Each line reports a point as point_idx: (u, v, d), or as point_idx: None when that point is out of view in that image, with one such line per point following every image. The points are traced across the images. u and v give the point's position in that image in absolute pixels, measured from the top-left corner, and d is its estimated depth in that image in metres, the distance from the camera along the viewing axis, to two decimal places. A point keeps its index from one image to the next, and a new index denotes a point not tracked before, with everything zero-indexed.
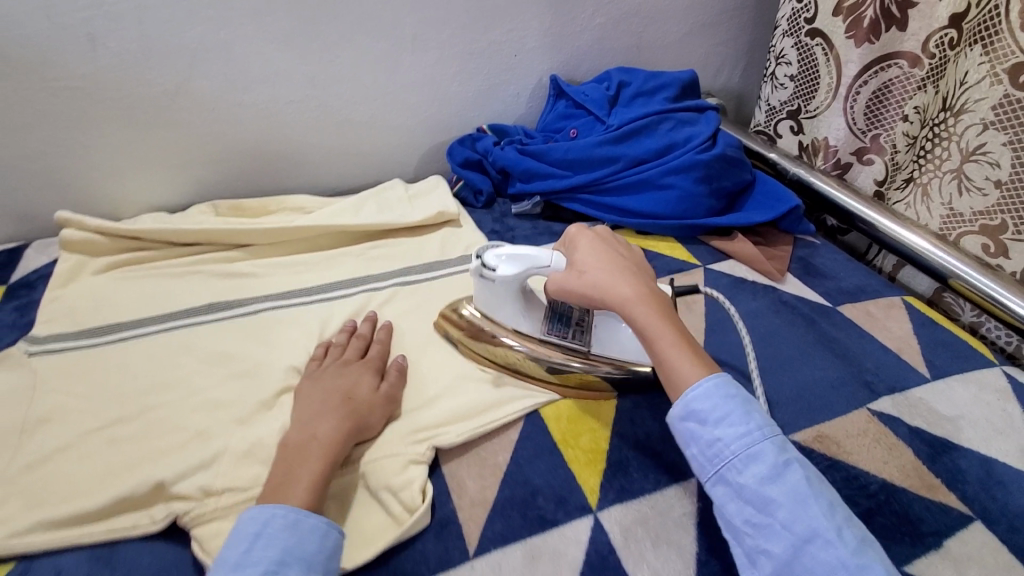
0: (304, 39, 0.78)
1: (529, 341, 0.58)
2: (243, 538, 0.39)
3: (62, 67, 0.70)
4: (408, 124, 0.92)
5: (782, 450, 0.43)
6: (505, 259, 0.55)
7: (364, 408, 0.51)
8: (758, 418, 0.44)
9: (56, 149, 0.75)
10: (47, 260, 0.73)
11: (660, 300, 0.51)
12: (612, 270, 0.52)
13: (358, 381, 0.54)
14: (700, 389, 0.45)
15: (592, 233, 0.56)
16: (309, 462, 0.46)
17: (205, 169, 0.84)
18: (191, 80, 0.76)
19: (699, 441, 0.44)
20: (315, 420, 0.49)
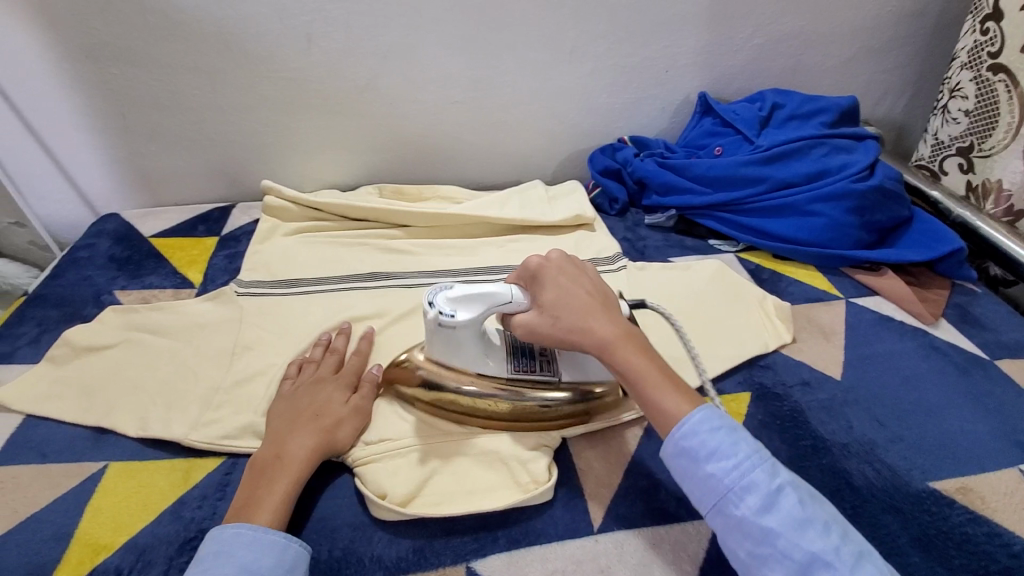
0: (476, 47, 0.86)
1: (493, 386, 0.53)
2: (204, 556, 0.40)
3: (283, 62, 0.83)
4: (555, 129, 0.97)
5: (773, 476, 0.43)
6: (459, 302, 0.50)
7: (332, 422, 0.51)
8: (745, 445, 0.43)
9: (266, 128, 0.89)
10: (250, 219, 0.87)
11: (635, 337, 0.49)
12: (582, 309, 0.50)
13: (329, 399, 0.53)
14: (688, 426, 0.44)
15: (556, 263, 0.52)
16: (275, 482, 0.46)
17: (376, 155, 0.95)
18: (378, 78, 0.87)
19: (692, 476, 0.43)
20: (285, 434, 0.50)
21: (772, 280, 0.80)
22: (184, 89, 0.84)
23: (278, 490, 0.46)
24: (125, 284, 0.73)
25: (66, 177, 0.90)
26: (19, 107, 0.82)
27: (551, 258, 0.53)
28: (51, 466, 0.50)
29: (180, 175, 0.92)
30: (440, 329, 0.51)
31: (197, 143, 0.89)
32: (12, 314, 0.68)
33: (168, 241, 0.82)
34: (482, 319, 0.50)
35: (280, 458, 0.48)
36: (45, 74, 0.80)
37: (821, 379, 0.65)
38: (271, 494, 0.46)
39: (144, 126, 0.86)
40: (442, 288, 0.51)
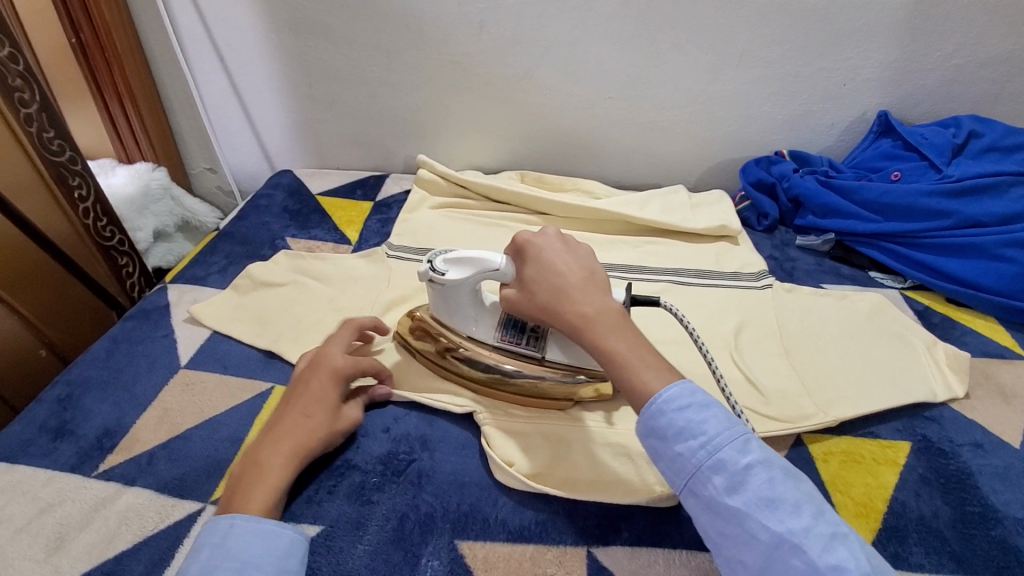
0: (641, 44, 0.85)
1: (479, 347, 0.57)
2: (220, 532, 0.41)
3: (454, 45, 0.88)
4: (708, 135, 0.94)
5: (744, 454, 0.41)
6: (455, 262, 0.54)
7: (310, 437, 0.48)
8: (717, 422, 0.42)
9: (428, 107, 0.95)
10: (401, 189, 0.93)
11: (608, 312, 0.48)
12: (554, 288, 0.50)
13: (311, 405, 0.50)
14: (655, 406, 0.43)
15: (536, 243, 0.53)
16: (248, 493, 0.44)
17: (523, 143, 0.98)
18: (539, 68, 0.89)
19: (660, 457, 0.43)
20: (263, 440, 0.47)
21: (943, 326, 0.72)
22: (363, 65, 0.91)
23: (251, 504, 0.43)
24: (295, 233, 0.82)
25: (255, 134, 1.02)
26: (230, 68, 0.94)
27: (534, 237, 0.53)
28: (229, 378, 0.57)
29: (346, 142, 1.01)
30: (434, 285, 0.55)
31: (366, 115, 0.97)
32: (206, 245, 0.78)
33: (331, 200, 0.90)
34: (472, 282, 0.54)
35: (257, 466, 0.46)
36: (255, 41, 0.91)
37: (996, 444, 0.56)
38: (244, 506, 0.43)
39: (325, 95, 0.96)
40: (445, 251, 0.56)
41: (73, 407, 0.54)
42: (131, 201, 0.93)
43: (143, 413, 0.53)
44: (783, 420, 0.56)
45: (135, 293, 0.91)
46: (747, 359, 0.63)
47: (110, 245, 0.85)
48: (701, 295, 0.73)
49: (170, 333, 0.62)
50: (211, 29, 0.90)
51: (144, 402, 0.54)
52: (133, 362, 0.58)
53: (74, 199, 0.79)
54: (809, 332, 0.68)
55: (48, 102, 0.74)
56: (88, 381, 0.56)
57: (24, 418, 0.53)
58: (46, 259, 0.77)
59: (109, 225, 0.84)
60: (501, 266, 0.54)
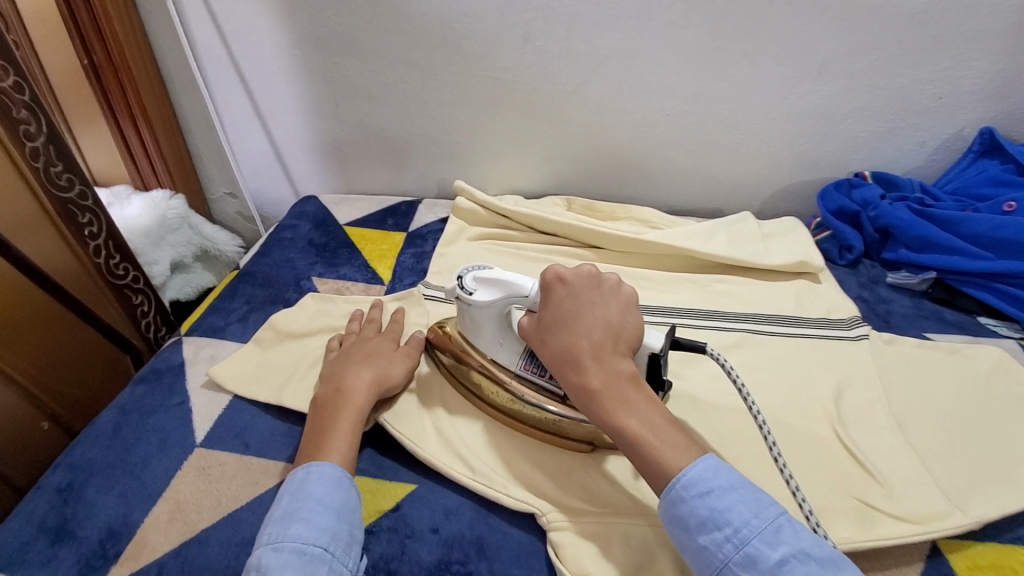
0: (706, 55, 0.75)
1: (501, 372, 0.54)
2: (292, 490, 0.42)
3: (496, 59, 0.79)
4: (778, 155, 0.84)
5: (773, 546, 0.38)
6: (482, 283, 0.53)
7: (385, 364, 0.54)
8: (743, 509, 0.39)
9: (464, 127, 0.87)
10: (436, 218, 0.85)
11: (621, 380, 0.44)
12: (568, 351, 0.46)
13: (378, 345, 0.57)
14: (675, 493, 0.41)
15: (564, 288, 0.48)
16: (339, 413, 0.48)
17: (568, 165, 0.89)
18: (590, 82, 0.80)
19: (687, 550, 0.40)
20: (343, 372, 0.52)
21: None
22: (394, 82, 0.83)
23: (343, 422, 0.48)
24: (322, 272, 0.74)
25: (278, 156, 0.94)
26: (250, 87, 0.87)
27: (560, 279, 0.49)
28: (252, 460, 0.50)
29: (375, 165, 0.93)
30: (463, 305, 0.54)
31: (397, 135, 0.89)
32: (225, 287, 0.71)
33: (360, 232, 0.82)
34: (498, 305, 0.52)
35: (342, 392, 0.50)
36: (278, 58, 0.83)
37: None
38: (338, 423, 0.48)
39: (353, 115, 0.88)
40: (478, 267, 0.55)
41: (75, 499, 0.46)
42: (146, 233, 0.87)
43: (153, 507, 0.46)
44: (910, 521, 0.47)
45: (150, 333, 0.84)
46: (852, 435, 0.54)
47: (123, 284, 0.78)
48: (786, 349, 0.63)
49: (185, 401, 0.55)
50: (230, 45, 0.83)
51: (154, 492, 0.47)
52: (143, 438, 0.51)
53: (84, 237, 0.72)
54: (918, 398, 0.58)
55: (55, 133, 0.67)
56: (91, 465, 0.49)
57: (19, 513, 0.46)
58: (54, 304, 0.70)
59: (122, 262, 0.78)
60: (530, 292, 0.51)
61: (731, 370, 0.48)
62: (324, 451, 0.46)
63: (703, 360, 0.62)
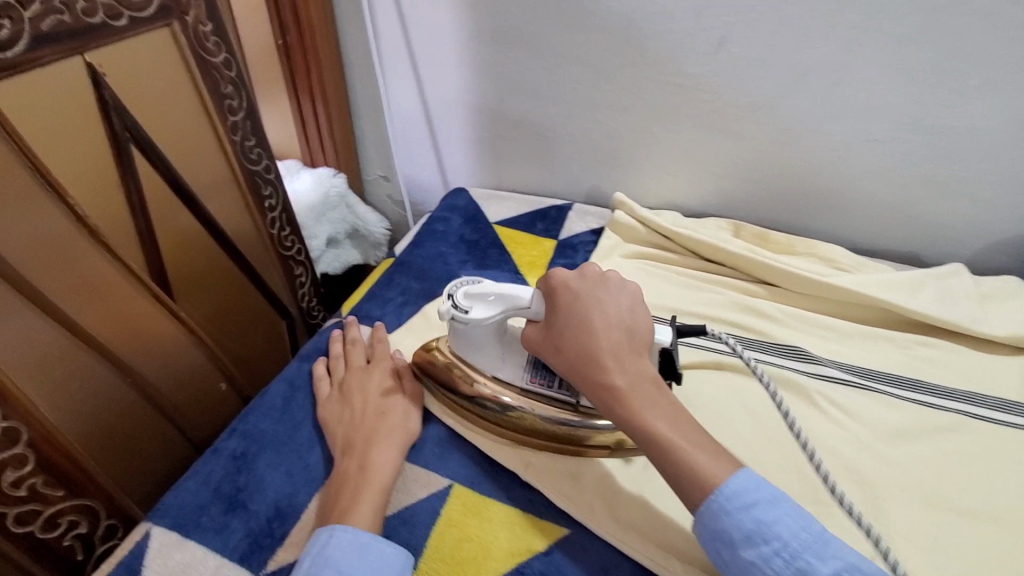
0: (942, 76, 0.64)
1: (506, 389, 0.52)
2: (312, 553, 0.40)
3: (680, 66, 0.73)
4: (1009, 200, 0.70)
5: (826, 560, 0.37)
6: (472, 299, 0.51)
7: (397, 417, 0.51)
8: (790, 522, 0.39)
9: (630, 134, 0.81)
10: (588, 228, 0.81)
11: (643, 383, 0.43)
12: (588, 350, 0.44)
13: (383, 391, 0.53)
14: (717, 503, 0.39)
15: (566, 294, 0.47)
16: (361, 490, 0.45)
17: (739, 185, 0.80)
18: (785, 98, 0.71)
19: (730, 564, 0.39)
20: (362, 442, 0.48)
21: None
22: (565, 81, 0.80)
23: (366, 499, 0.44)
24: (472, 272, 0.73)
25: (433, 145, 0.95)
26: (421, 77, 0.88)
27: (564, 286, 0.47)
28: (406, 466, 0.50)
29: (528, 164, 0.91)
30: (456, 325, 0.51)
31: (556, 137, 0.86)
32: (383, 275, 0.72)
33: (509, 233, 0.81)
34: (496, 320, 0.50)
35: (362, 466, 0.47)
36: (452, 50, 0.83)
37: None
38: (361, 495, 0.44)
39: (515, 111, 0.86)
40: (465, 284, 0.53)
41: (248, 469, 0.49)
42: (312, 208, 0.91)
43: (315, 493, 0.47)
44: None
45: (303, 304, 0.89)
46: None
47: (290, 255, 0.84)
48: (1011, 445, 0.53)
49: None
50: (409, 33, 0.84)
51: (318, 476, 0.48)
52: (311, 419, 0.53)
53: (264, 207, 0.77)
54: None
55: (252, 109, 0.73)
56: (264, 437, 0.51)
57: (198, 473, 0.49)
58: (234, 268, 0.75)
59: (291, 235, 0.83)
60: (530, 302, 0.49)
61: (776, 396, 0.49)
62: (353, 515, 0.43)
63: (902, 441, 0.53)
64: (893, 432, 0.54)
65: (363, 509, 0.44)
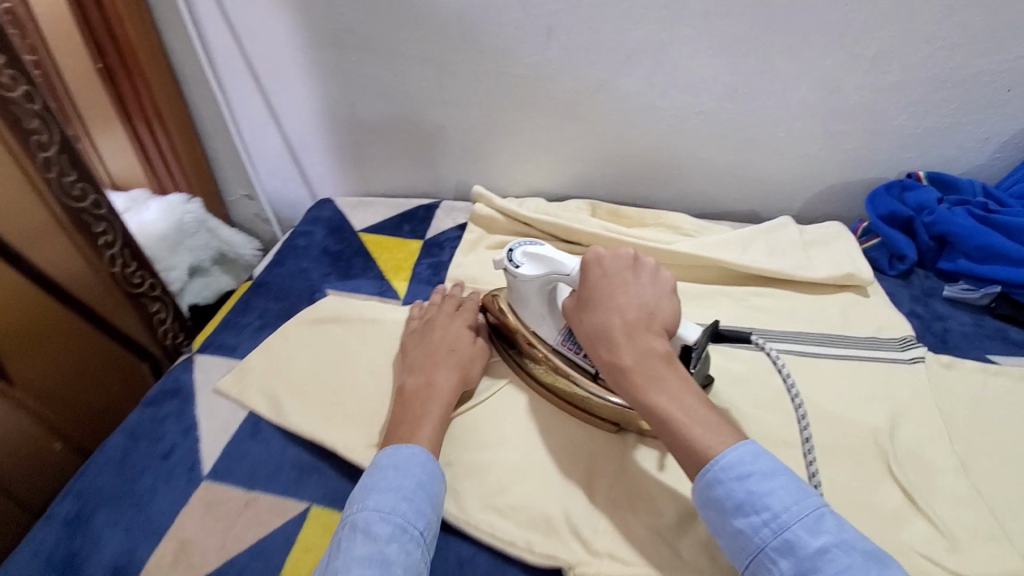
0: (747, 46, 0.70)
1: (546, 347, 0.56)
2: (367, 475, 0.45)
3: (517, 55, 0.74)
4: (821, 154, 0.77)
5: (814, 531, 0.38)
6: (529, 257, 0.55)
7: (467, 358, 0.57)
8: (782, 494, 0.40)
9: (483, 127, 0.82)
10: (454, 223, 0.82)
11: (652, 359, 0.45)
12: (610, 323, 0.47)
13: (463, 335, 0.59)
14: (711, 474, 0.42)
15: (602, 269, 0.50)
16: (429, 405, 0.52)
17: (592, 166, 0.84)
18: (617, 79, 0.75)
19: (724, 532, 0.41)
20: (431, 367, 0.55)
21: None
22: (411, 81, 0.79)
23: (435, 411, 0.51)
24: (336, 283, 0.71)
25: (292, 158, 0.92)
26: (265, 89, 0.84)
27: (604, 258, 0.50)
28: (258, 498, 0.48)
29: (392, 166, 0.90)
30: (510, 277, 0.57)
31: (414, 136, 0.85)
32: (239, 300, 0.69)
33: (375, 239, 0.80)
34: (542, 281, 0.54)
35: (429, 387, 0.53)
36: (291, 59, 0.80)
37: None
38: (417, 429, 0.49)
39: (368, 115, 0.84)
40: (527, 243, 0.57)
41: (82, 530, 0.47)
42: (164, 237, 0.85)
43: (157, 547, 0.46)
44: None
45: (169, 340, 0.84)
46: (914, 478, 0.49)
47: (141, 292, 0.77)
48: (832, 372, 0.58)
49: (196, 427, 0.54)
50: (243, 44, 0.80)
51: (160, 528, 0.47)
52: (151, 467, 0.51)
53: (99, 247, 0.70)
54: (986, 430, 0.53)
55: (69, 142, 0.65)
56: (99, 495, 0.49)
57: (28, 543, 0.47)
58: (67, 313, 0.69)
59: (139, 270, 0.76)
60: (572, 271, 0.53)
61: (782, 367, 0.49)
62: (415, 434, 0.49)
63: (737, 387, 0.58)
64: (730, 379, 0.58)
65: (419, 442, 0.48)
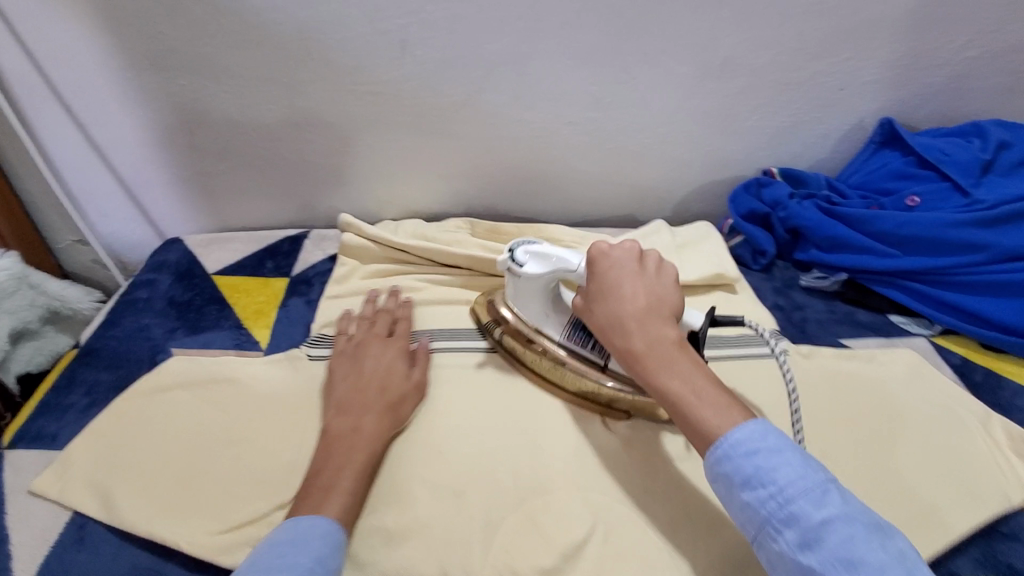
0: (605, 57, 0.70)
1: (547, 342, 0.58)
2: (284, 536, 0.40)
3: (372, 73, 0.70)
4: (686, 157, 0.80)
5: (823, 504, 0.35)
6: (534, 255, 0.56)
7: (395, 397, 0.53)
8: (790, 470, 0.36)
9: (347, 149, 0.77)
10: (325, 255, 0.76)
11: (664, 345, 0.43)
12: (622, 313, 0.45)
13: (391, 367, 0.56)
14: (720, 449, 0.38)
15: (607, 259, 0.49)
16: (353, 450, 0.48)
17: (468, 182, 0.81)
18: (483, 92, 0.72)
19: (733, 508, 0.38)
20: (357, 408, 0.51)
21: (989, 387, 0.60)
22: (259, 104, 0.72)
23: (356, 458, 0.47)
24: (183, 340, 0.63)
25: (130, 195, 0.81)
26: (82, 120, 0.73)
27: (608, 250, 0.49)
28: None
29: (251, 197, 0.81)
30: (512, 275, 0.58)
31: (271, 163, 0.78)
32: (61, 374, 0.59)
33: (231, 281, 0.72)
34: (547, 278, 0.55)
35: (353, 430, 0.50)
36: (109, 85, 0.70)
37: None
38: (339, 478, 0.46)
39: (214, 144, 0.76)
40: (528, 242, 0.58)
41: None
42: None
43: None
44: None
45: None
46: None
47: None
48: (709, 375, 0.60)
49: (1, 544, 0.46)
50: (46, 71, 0.68)
51: None
52: None
53: None
54: None
55: None
56: None
57: None
58: None
59: None
60: (578, 266, 0.53)
61: (786, 368, 0.48)
62: (335, 485, 0.45)
63: None
64: None
65: (333, 496, 0.45)
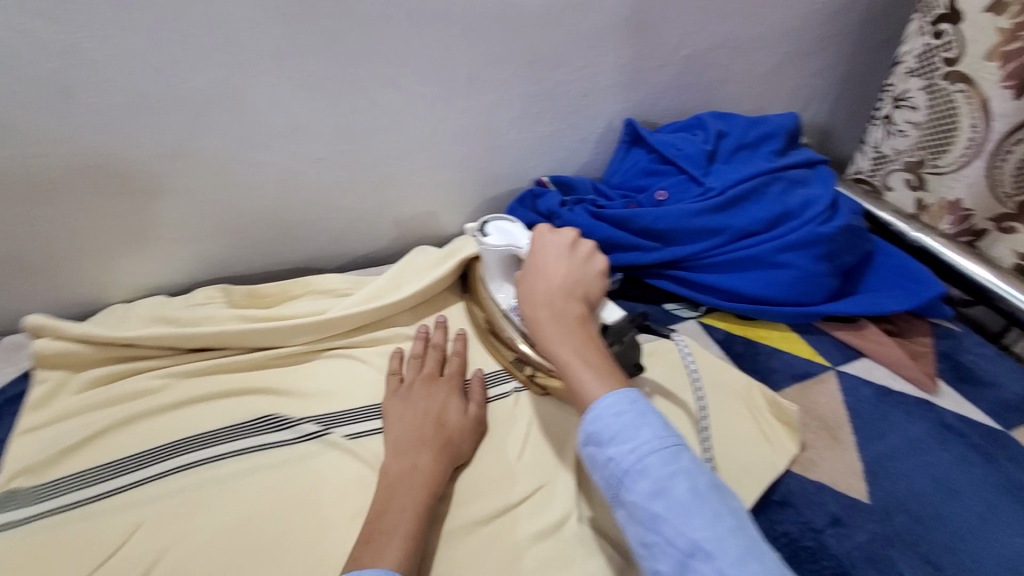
0: (336, 85, 0.63)
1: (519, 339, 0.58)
2: None
3: (31, 134, 0.54)
4: (457, 178, 0.77)
5: (673, 462, 0.40)
6: (499, 230, 0.62)
7: (455, 434, 0.52)
8: (649, 433, 0.41)
9: (30, 232, 0.60)
10: (23, 372, 0.58)
11: (567, 318, 0.50)
12: (537, 289, 0.53)
13: (446, 404, 0.54)
14: (591, 414, 0.44)
15: (542, 244, 0.57)
16: (407, 494, 0.46)
17: (214, 243, 0.68)
18: (198, 137, 0.60)
19: (599, 469, 0.43)
20: (416, 449, 0.49)
21: (748, 355, 0.66)
22: None
23: (409, 511, 0.44)
24: None
25: None
26: None
27: (547, 236, 0.57)
28: None
29: None
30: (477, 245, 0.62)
31: None
32: None
33: None
34: (504, 251, 0.60)
35: (409, 471, 0.47)
36: None
37: (849, 511, 0.50)
38: (389, 528, 0.43)
39: None
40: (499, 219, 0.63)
41: None
42: None
43: None
44: None
45: None
46: (584, 512, 0.50)
47: None
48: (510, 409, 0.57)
49: None
50: None
51: None
52: None
53: None
54: None
55: None
56: None
57: None
58: None
59: None
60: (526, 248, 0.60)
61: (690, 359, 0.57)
62: (364, 553, 0.41)
63: None
64: None
65: (399, 538, 0.42)
